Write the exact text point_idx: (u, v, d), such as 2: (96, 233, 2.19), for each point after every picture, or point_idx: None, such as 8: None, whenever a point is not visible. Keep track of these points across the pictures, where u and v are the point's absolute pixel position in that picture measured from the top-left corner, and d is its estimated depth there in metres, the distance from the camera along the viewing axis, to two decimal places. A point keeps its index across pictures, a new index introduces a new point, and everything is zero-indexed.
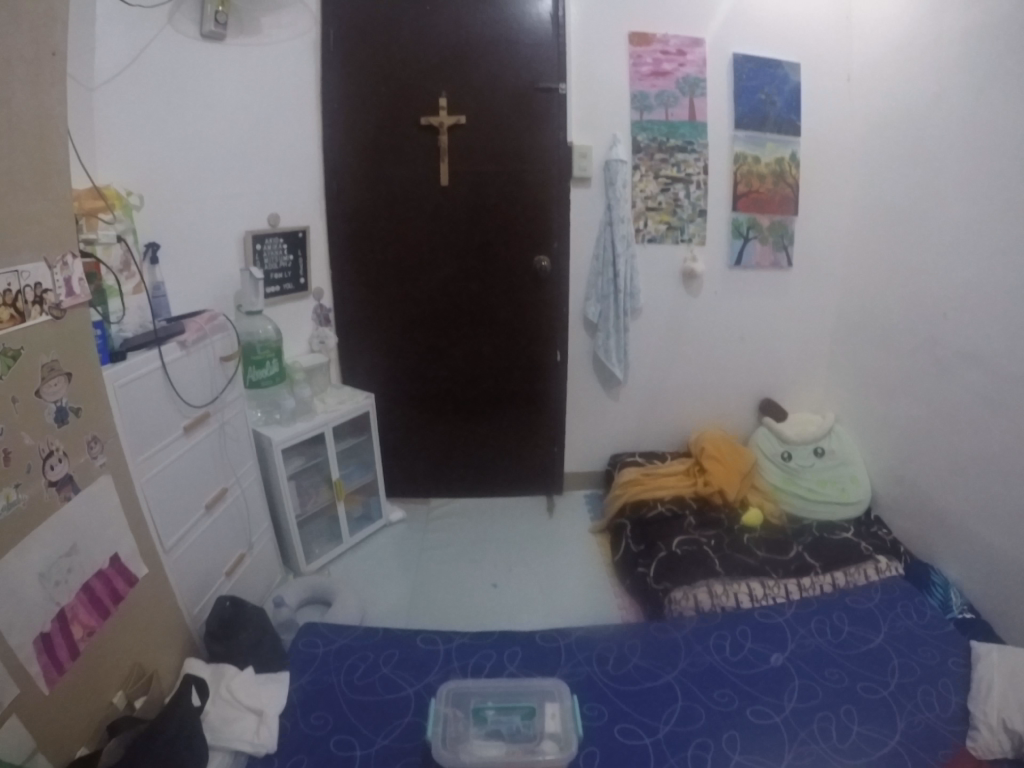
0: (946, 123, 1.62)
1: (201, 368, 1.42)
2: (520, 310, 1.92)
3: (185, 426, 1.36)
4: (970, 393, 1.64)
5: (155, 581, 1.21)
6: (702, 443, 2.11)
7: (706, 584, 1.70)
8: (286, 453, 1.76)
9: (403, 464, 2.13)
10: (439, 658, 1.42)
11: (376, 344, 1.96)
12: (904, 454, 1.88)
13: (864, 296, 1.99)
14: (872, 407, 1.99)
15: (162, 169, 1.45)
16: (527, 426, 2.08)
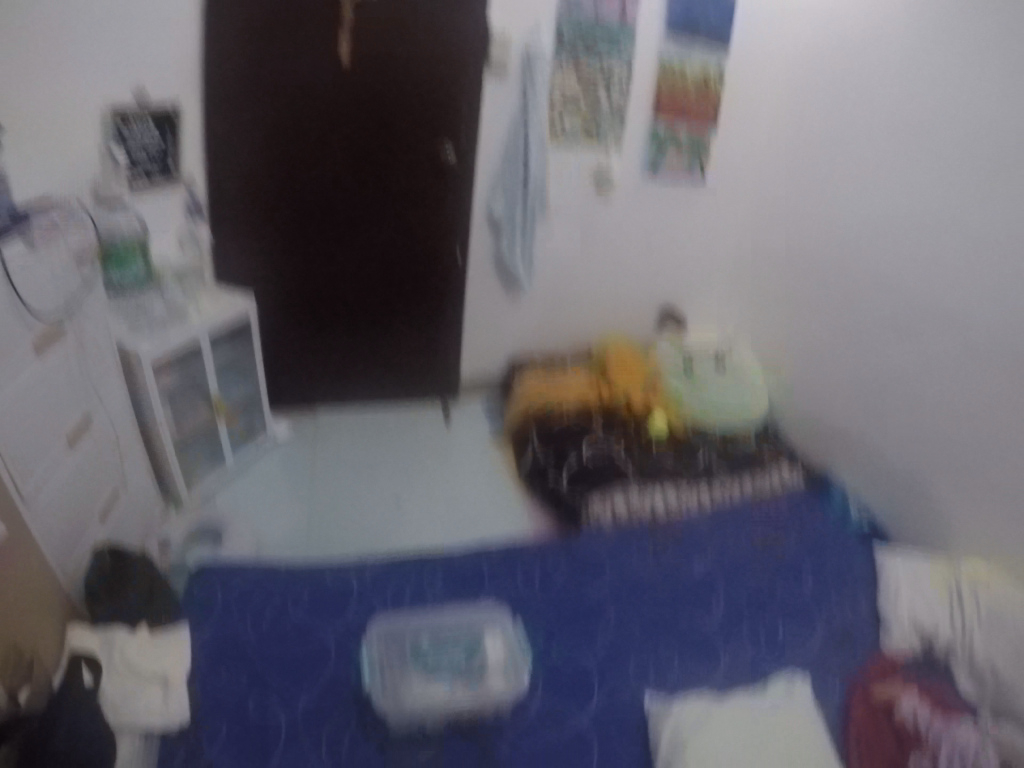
0: (885, 39, 1.53)
1: (54, 273, 1.21)
2: (419, 204, 1.77)
3: (33, 344, 1.15)
4: (880, 305, 1.61)
5: (15, 539, 1.03)
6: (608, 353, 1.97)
7: (623, 491, 1.61)
8: (159, 371, 1.56)
9: (284, 378, 1.93)
10: (354, 596, 1.31)
11: (256, 242, 1.73)
12: (806, 373, 1.86)
13: (774, 207, 1.93)
14: (773, 316, 1.97)
15: None
16: (422, 330, 1.95)
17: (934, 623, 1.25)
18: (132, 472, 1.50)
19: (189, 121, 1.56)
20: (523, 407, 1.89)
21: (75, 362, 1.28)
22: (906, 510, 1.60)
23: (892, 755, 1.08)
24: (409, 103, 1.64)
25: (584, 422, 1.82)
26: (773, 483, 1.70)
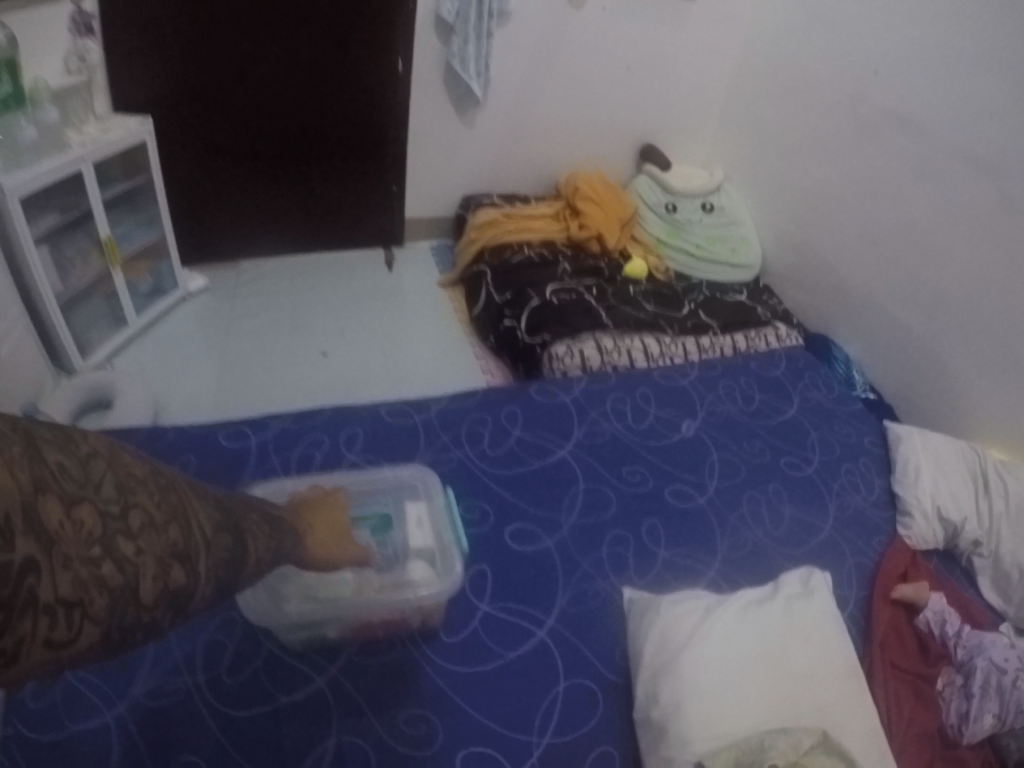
0: None
1: None
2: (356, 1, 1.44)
3: None
4: (910, 121, 1.33)
5: None
6: (575, 182, 1.68)
7: (592, 337, 1.37)
8: (29, 207, 1.26)
9: (196, 230, 1.61)
10: (254, 458, 1.00)
11: (153, 61, 1.38)
12: (805, 217, 1.60)
13: (777, 18, 1.62)
14: (767, 151, 1.69)
15: None
16: (363, 162, 1.65)
17: (961, 519, 1.04)
18: (6, 335, 1.22)
19: None
20: (477, 244, 1.60)
21: None
22: (910, 372, 1.39)
23: (915, 668, 0.90)
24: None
25: (547, 259, 1.57)
26: (768, 345, 1.45)
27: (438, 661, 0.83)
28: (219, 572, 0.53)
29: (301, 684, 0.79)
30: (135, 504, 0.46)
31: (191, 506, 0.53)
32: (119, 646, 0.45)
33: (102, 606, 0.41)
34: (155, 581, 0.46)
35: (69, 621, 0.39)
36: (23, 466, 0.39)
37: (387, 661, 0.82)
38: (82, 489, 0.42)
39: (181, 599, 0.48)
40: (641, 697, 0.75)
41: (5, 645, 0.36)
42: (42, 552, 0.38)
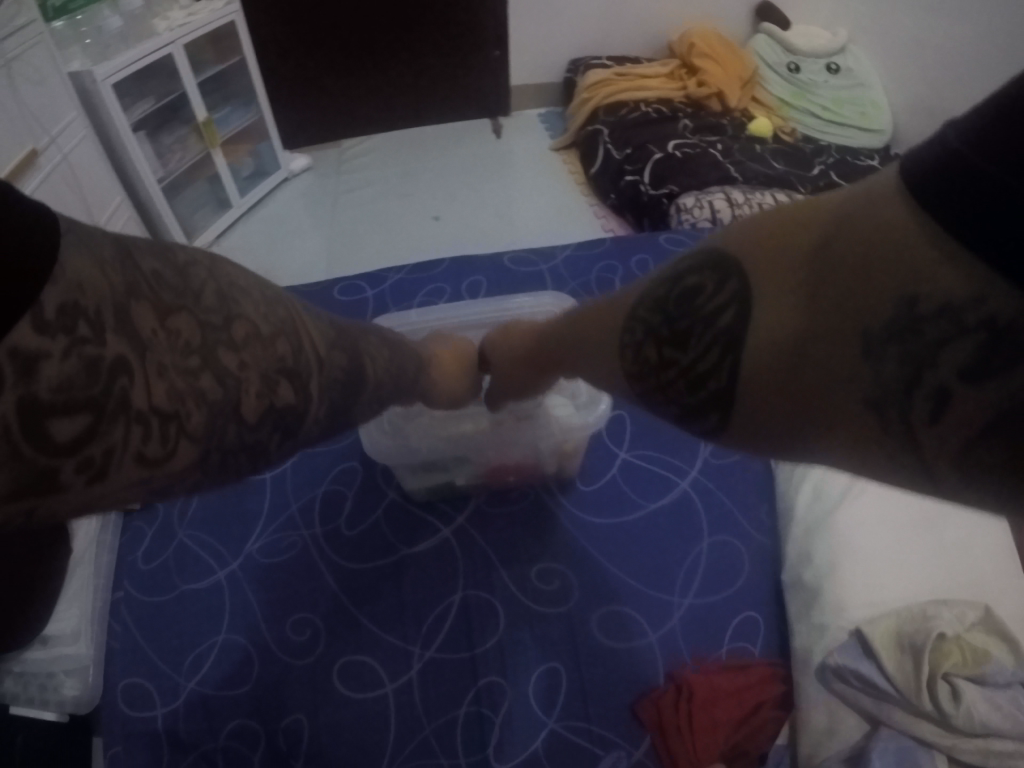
0: None
1: None
2: None
3: None
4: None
5: None
6: (692, 39, 1.55)
7: (722, 189, 1.28)
8: (123, 92, 1.24)
9: (293, 114, 1.58)
10: (373, 308, 1.01)
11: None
12: (949, 67, 1.42)
13: None
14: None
15: None
16: (457, 36, 1.53)
17: None
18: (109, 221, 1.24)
19: None
20: (590, 103, 1.52)
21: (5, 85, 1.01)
22: None
23: None
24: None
25: (666, 114, 1.49)
26: None
27: (576, 513, 0.80)
28: (334, 395, 0.46)
29: (431, 533, 0.79)
30: (241, 314, 0.36)
31: (306, 322, 0.43)
32: (219, 471, 0.37)
33: (202, 417, 0.32)
34: (261, 399, 0.37)
35: (163, 435, 0.31)
36: (113, 262, 0.30)
37: (518, 510, 0.80)
38: (181, 296, 0.33)
39: (291, 421, 0.40)
40: (792, 557, 0.74)
41: (90, 452, 0.27)
42: (133, 353, 0.29)
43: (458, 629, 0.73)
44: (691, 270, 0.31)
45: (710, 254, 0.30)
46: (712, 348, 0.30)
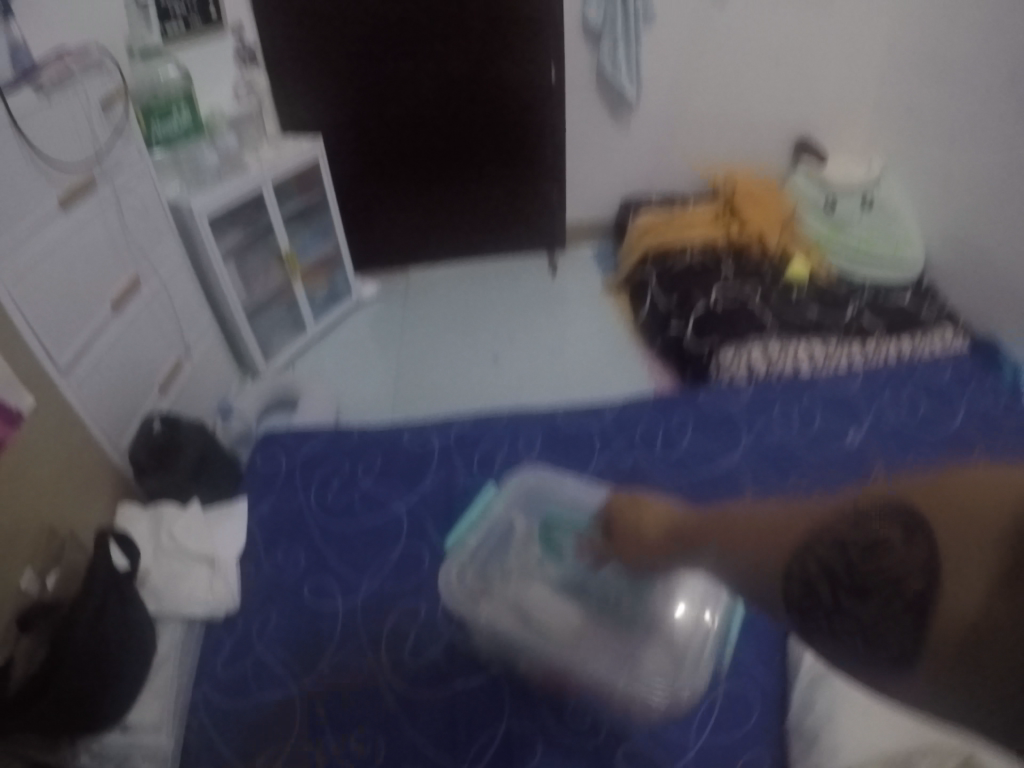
0: None
1: (73, 116, 1.08)
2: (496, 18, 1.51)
3: (60, 197, 1.06)
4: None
5: (51, 417, 0.98)
6: (733, 182, 1.70)
7: (760, 340, 1.38)
8: (221, 225, 1.39)
9: (364, 236, 1.77)
10: (435, 457, 1.12)
11: (318, 80, 1.55)
12: (970, 207, 1.49)
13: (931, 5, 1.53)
14: (928, 124, 1.57)
15: None
16: (520, 171, 1.72)
17: None
18: (200, 338, 1.38)
19: None
20: (639, 249, 1.67)
21: (115, 214, 1.17)
22: None
23: None
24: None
25: (710, 260, 1.60)
26: (936, 349, 1.39)
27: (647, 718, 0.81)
28: None
29: (477, 670, 0.87)
30: None
31: None
32: None
33: None
34: None
35: None
36: None
37: None
38: None
39: None
40: (797, 704, 0.80)
41: None
42: None
43: (502, 755, 0.80)
44: (877, 523, 0.37)
45: (905, 517, 0.36)
46: (898, 602, 0.35)
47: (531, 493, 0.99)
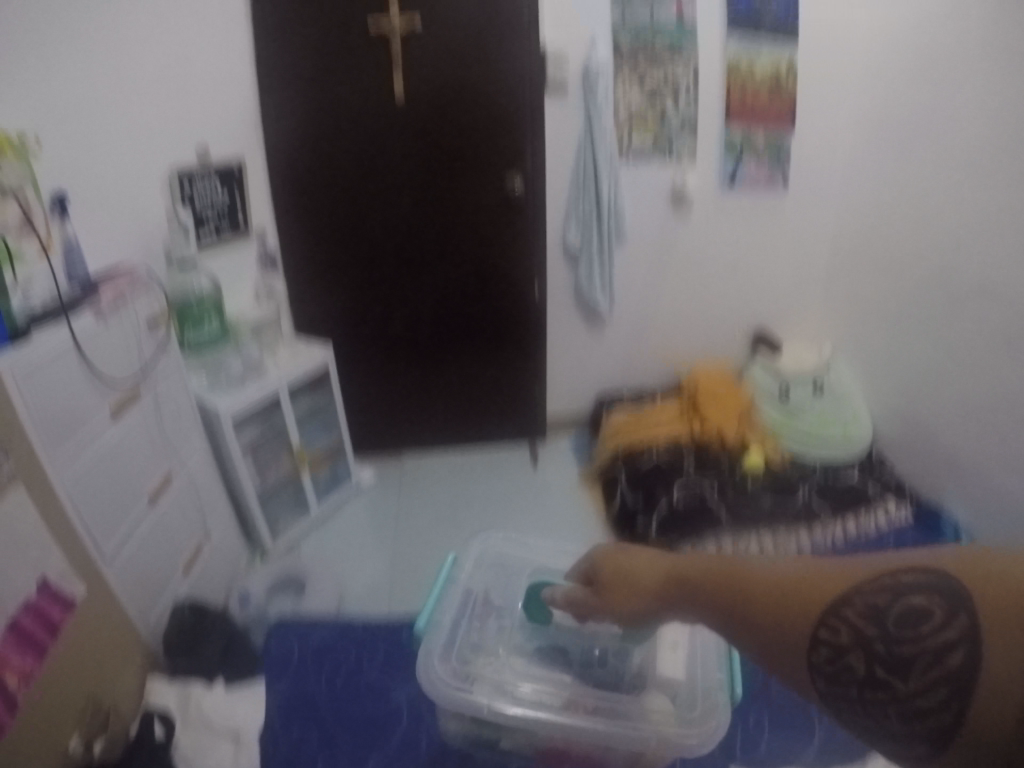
0: (959, 31, 1.45)
1: (125, 335, 1.29)
2: (489, 244, 1.78)
3: (110, 407, 1.24)
4: (969, 268, 1.50)
5: (98, 594, 1.13)
6: (695, 381, 1.90)
7: (714, 539, 1.60)
8: (240, 424, 1.56)
9: (365, 424, 1.97)
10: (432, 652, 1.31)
11: (335, 287, 1.79)
12: (907, 387, 1.71)
13: (862, 217, 1.82)
14: (869, 323, 1.82)
15: (47, 104, 1.29)
16: (508, 370, 1.95)
17: None
18: (217, 522, 1.52)
19: (254, 176, 1.66)
20: (612, 445, 1.86)
21: (152, 413, 1.36)
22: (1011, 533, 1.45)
23: None
24: (479, 135, 1.66)
25: (673, 459, 1.76)
26: (880, 522, 1.63)
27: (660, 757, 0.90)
28: None
29: None
30: None
31: None
32: None
33: None
34: None
35: None
36: None
37: None
38: None
39: None
40: None
41: None
42: None
43: None
44: (920, 598, 0.43)
45: (944, 594, 0.42)
46: (942, 679, 0.40)
47: (494, 563, 1.08)
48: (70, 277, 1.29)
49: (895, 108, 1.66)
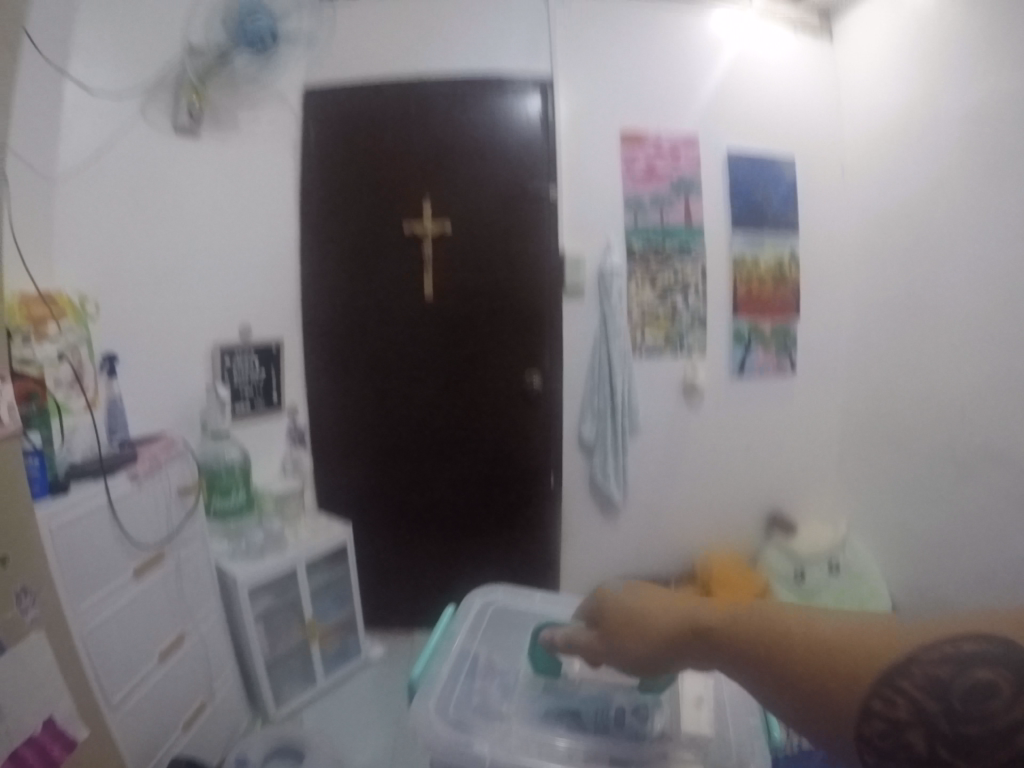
0: (943, 220, 1.60)
1: (155, 505, 1.34)
2: (509, 434, 1.84)
3: (133, 569, 1.27)
4: (976, 437, 1.53)
5: (97, 735, 1.12)
6: (709, 569, 1.91)
7: None
8: (255, 592, 1.57)
9: (382, 607, 1.96)
10: None
11: (359, 469, 1.86)
12: (923, 561, 1.70)
13: (870, 397, 1.90)
14: (886, 505, 1.83)
15: (116, 276, 1.45)
16: (525, 564, 1.93)
17: None
18: (221, 687, 1.49)
19: (290, 353, 1.79)
20: None
21: (172, 581, 1.37)
22: None
23: None
24: (500, 330, 1.78)
25: None
26: None
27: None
28: None
29: None
30: None
31: None
32: None
33: None
34: None
35: None
36: None
37: None
38: None
39: None
40: None
41: None
42: None
43: None
44: (985, 670, 0.36)
45: (1011, 663, 0.36)
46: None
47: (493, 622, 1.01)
48: (110, 435, 1.38)
49: (897, 296, 1.77)
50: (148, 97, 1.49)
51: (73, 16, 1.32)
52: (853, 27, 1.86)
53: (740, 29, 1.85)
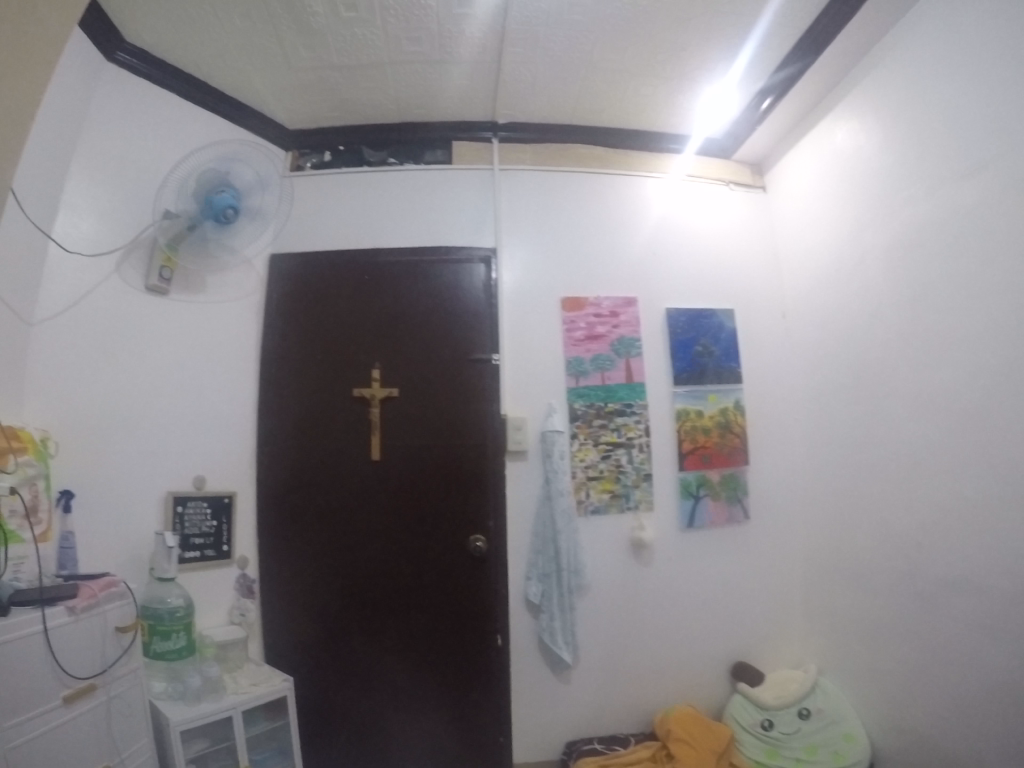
0: (886, 344, 1.73)
1: (92, 638, 1.36)
2: (456, 598, 1.82)
3: (63, 697, 1.28)
4: (939, 556, 1.56)
5: None
6: (667, 724, 1.79)
7: None
8: (188, 734, 1.52)
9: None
10: None
11: (309, 641, 1.80)
12: (902, 696, 1.65)
13: (826, 535, 1.93)
14: (856, 644, 1.80)
15: (78, 412, 1.52)
16: (477, 746, 1.80)
17: None
18: None
19: (243, 503, 1.83)
20: None
21: (103, 716, 1.36)
22: None
23: None
24: (446, 488, 1.85)
25: None
26: None
27: None
28: None
29: None
30: None
31: None
32: None
33: None
34: None
35: None
36: None
37: None
38: None
39: None
40: None
41: None
42: None
43: None
44: None
45: None
46: None
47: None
48: (57, 570, 1.43)
49: (848, 426, 1.87)
50: (123, 257, 1.64)
51: (63, 178, 1.50)
52: (788, 183, 2.13)
53: (672, 195, 2.14)
